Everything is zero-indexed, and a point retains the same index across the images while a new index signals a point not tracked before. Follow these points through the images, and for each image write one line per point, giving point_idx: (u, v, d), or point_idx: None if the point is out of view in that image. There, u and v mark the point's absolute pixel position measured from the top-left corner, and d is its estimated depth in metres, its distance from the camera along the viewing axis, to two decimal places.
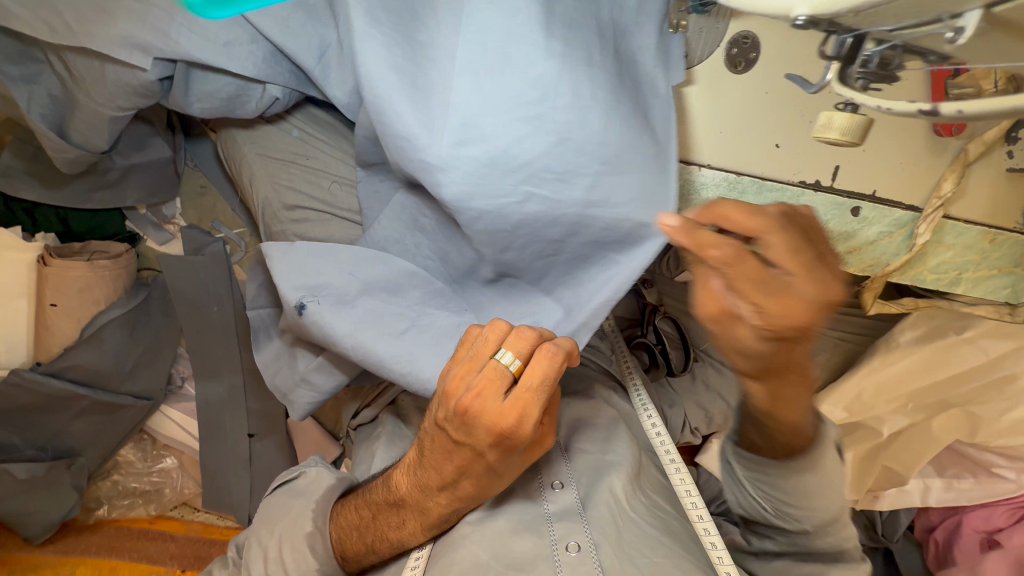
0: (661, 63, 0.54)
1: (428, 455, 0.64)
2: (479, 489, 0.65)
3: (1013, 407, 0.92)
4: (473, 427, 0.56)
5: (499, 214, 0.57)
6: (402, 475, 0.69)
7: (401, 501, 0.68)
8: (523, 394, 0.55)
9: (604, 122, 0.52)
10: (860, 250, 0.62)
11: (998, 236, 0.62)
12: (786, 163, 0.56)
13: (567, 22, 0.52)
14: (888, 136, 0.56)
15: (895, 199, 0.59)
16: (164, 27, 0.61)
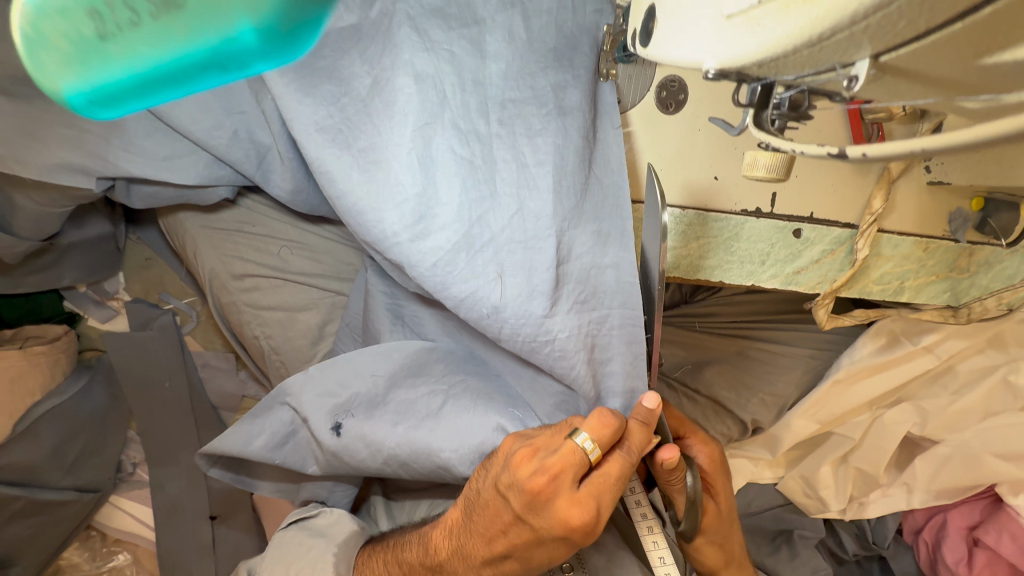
0: (603, 121, 0.53)
1: (477, 522, 0.60)
2: (528, 564, 0.60)
3: (957, 399, 0.97)
4: (545, 511, 0.53)
5: (475, 297, 0.53)
6: (442, 538, 0.64)
7: (440, 564, 0.64)
8: (595, 483, 0.53)
9: (555, 187, 0.52)
10: (809, 270, 0.64)
11: (930, 245, 0.66)
12: (725, 194, 0.58)
13: (501, 101, 0.52)
14: (814, 162, 0.60)
15: (832, 218, 0.62)
16: (100, 150, 0.55)
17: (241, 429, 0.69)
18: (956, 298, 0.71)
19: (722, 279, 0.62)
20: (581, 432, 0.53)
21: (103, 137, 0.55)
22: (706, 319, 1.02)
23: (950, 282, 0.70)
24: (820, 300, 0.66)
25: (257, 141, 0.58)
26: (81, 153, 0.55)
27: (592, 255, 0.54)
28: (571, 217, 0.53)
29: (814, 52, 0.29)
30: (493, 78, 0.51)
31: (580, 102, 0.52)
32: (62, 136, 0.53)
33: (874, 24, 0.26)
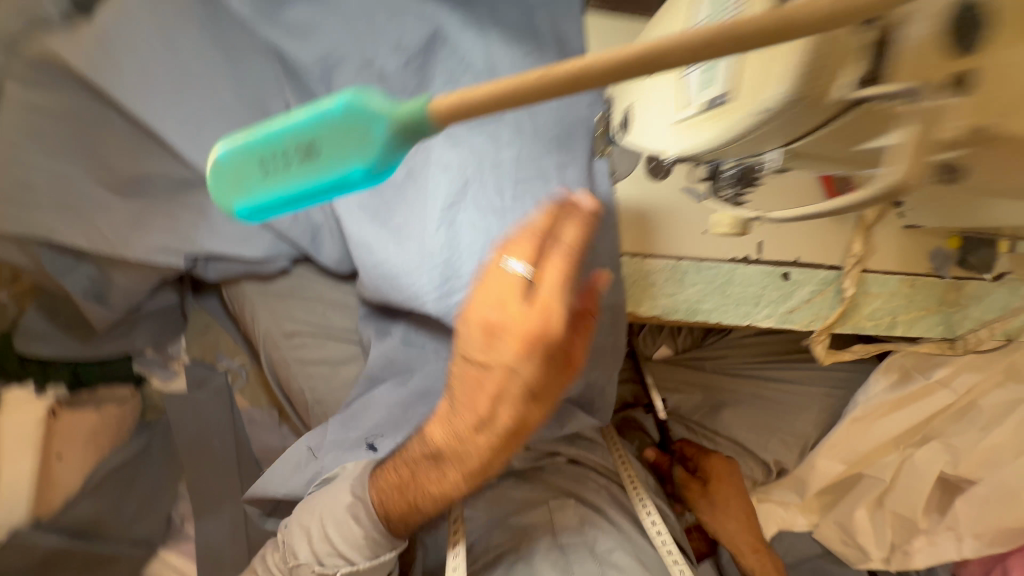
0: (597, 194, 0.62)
1: (458, 393, 0.58)
2: (518, 423, 0.56)
3: (984, 435, 1.02)
4: (501, 344, 0.51)
5: None
6: (438, 429, 0.63)
7: (439, 453, 0.63)
8: (541, 296, 0.49)
9: None
10: (801, 309, 0.69)
11: (915, 281, 0.72)
12: (715, 245, 0.66)
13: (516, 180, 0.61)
14: None
15: (817, 261, 0.68)
16: (191, 233, 0.68)
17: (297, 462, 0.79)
18: (952, 330, 0.75)
19: (720, 321, 0.68)
20: (511, 250, 0.50)
21: (195, 223, 0.68)
22: (718, 361, 1.07)
23: (942, 315, 0.74)
24: (816, 337, 0.71)
25: (311, 220, 0.69)
26: (177, 236, 0.67)
27: None
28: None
29: (743, 137, 0.44)
30: (502, 161, 0.62)
31: (580, 177, 0.61)
32: (159, 223, 0.67)
33: (788, 114, 0.40)
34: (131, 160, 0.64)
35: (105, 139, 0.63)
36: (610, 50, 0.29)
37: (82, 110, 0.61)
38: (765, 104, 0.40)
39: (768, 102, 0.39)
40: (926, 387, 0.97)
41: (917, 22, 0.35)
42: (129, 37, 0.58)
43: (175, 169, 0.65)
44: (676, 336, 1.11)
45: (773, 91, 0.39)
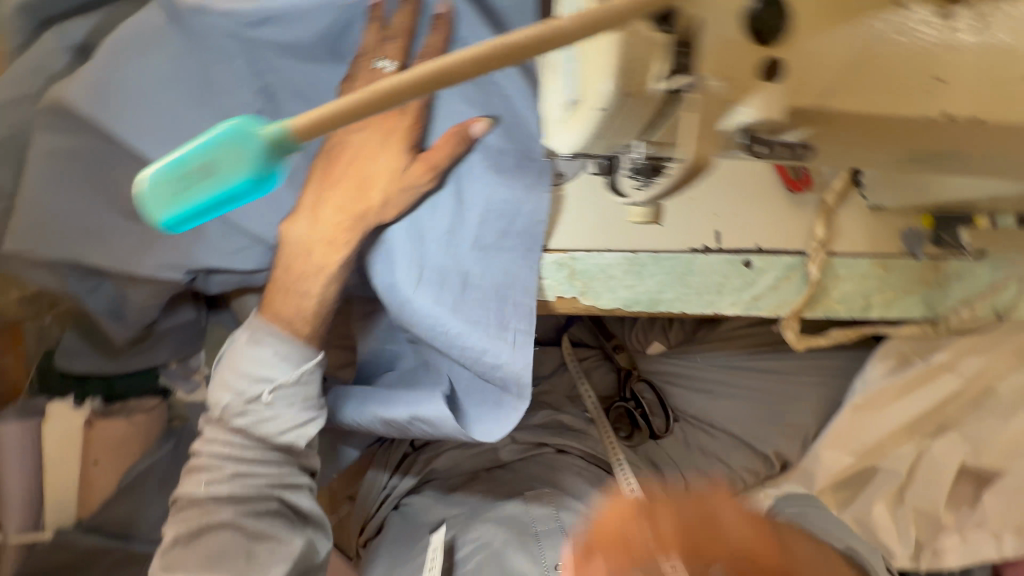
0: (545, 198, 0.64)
1: (331, 184, 0.65)
2: (380, 199, 0.64)
3: (1007, 423, 0.98)
4: (374, 122, 0.64)
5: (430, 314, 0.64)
6: (304, 217, 0.66)
7: (303, 241, 0.67)
8: (410, 102, 0.66)
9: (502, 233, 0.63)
10: (767, 295, 0.70)
11: (887, 262, 0.71)
12: (671, 236, 0.68)
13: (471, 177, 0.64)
14: (750, 202, 0.69)
15: (780, 247, 0.69)
16: (191, 252, 0.75)
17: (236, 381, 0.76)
18: (934, 310, 0.74)
19: (684, 310, 0.70)
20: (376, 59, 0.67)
21: (192, 243, 0.75)
22: (712, 354, 1.06)
23: (921, 294, 0.73)
24: (786, 322, 0.71)
25: None
26: (179, 256, 0.74)
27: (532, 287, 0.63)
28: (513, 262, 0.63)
29: (611, 127, 0.36)
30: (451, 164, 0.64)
31: (525, 176, 0.63)
32: (164, 246, 0.74)
33: (650, 110, 0.34)
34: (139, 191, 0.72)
35: (116, 173, 0.71)
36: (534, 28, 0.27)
37: (95, 149, 0.70)
38: (599, 103, 0.34)
39: (605, 95, 0.33)
40: (928, 372, 0.95)
41: (714, 10, 0.31)
42: (130, 85, 0.66)
43: None
44: (669, 331, 1.11)
45: (604, 87, 0.33)
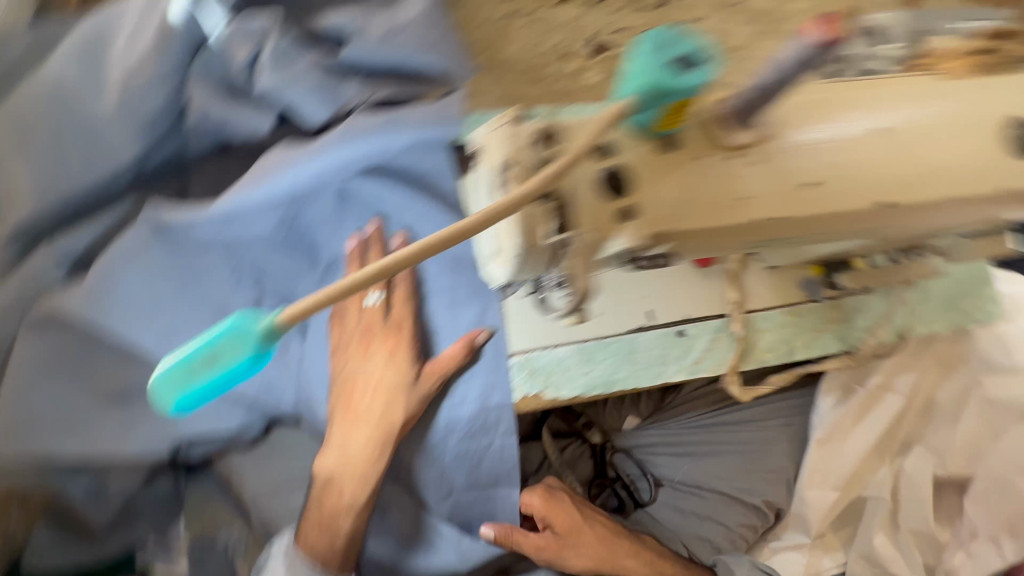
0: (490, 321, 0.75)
1: (345, 422, 0.73)
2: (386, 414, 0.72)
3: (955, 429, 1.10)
4: (370, 354, 0.75)
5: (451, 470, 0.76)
6: (338, 436, 0.74)
7: (335, 476, 0.75)
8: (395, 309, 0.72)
9: (500, 388, 0.74)
10: (705, 357, 0.80)
11: (796, 310, 0.83)
12: (610, 322, 0.77)
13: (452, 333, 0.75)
14: (670, 280, 0.79)
15: (703, 314, 0.80)
16: (176, 422, 0.79)
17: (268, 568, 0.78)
18: (847, 342, 0.86)
19: (637, 385, 0.78)
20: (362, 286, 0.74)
21: (177, 414, 0.79)
22: (682, 417, 1.12)
23: (833, 331, 0.85)
24: (727, 377, 0.80)
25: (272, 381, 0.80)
26: (166, 428, 0.79)
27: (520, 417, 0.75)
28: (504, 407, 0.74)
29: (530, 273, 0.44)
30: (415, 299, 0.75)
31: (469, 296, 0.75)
32: (150, 421, 0.78)
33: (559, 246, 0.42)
34: (121, 375, 0.77)
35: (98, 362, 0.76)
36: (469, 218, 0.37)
37: (77, 345, 0.75)
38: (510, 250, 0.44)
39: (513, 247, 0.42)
40: (871, 396, 1.05)
41: (578, 184, 0.40)
42: (117, 284, 0.74)
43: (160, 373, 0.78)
44: (639, 403, 1.16)
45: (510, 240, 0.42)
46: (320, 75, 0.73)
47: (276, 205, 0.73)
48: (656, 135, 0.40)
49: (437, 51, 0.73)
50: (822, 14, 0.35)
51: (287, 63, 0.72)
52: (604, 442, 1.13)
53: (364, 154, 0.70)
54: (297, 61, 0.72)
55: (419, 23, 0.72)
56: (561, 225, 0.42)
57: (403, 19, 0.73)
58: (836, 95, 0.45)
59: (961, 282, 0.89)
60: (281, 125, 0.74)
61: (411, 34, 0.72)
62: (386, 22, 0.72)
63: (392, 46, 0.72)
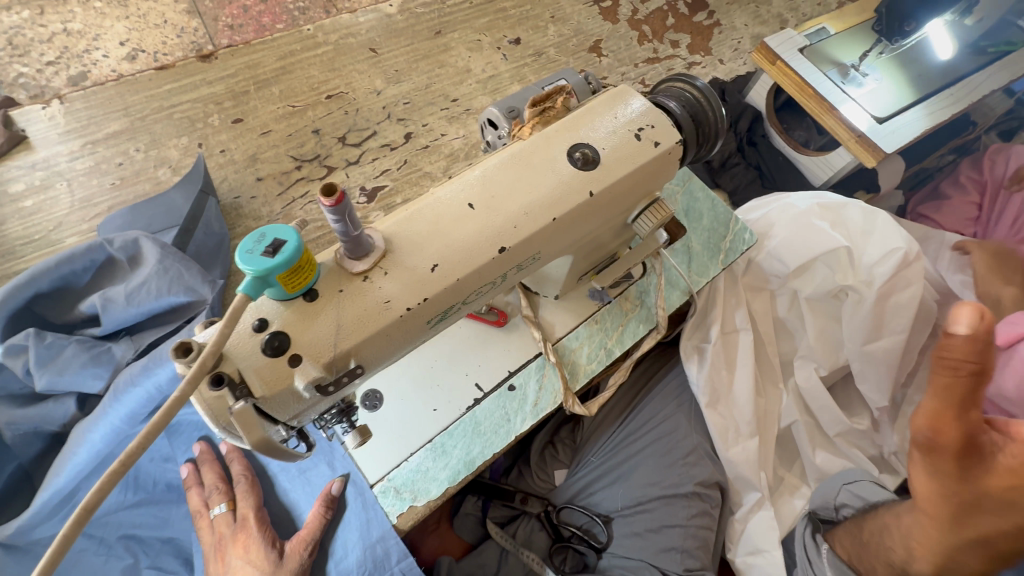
0: (340, 471, 0.83)
1: None
2: None
3: (803, 332, 1.17)
4: (227, 560, 0.78)
5: None
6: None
7: None
8: (240, 509, 0.81)
9: (365, 526, 0.79)
10: (541, 396, 0.88)
11: (595, 318, 0.95)
12: (443, 412, 0.85)
13: (309, 500, 0.84)
14: (479, 351, 0.90)
15: (522, 362, 0.90)
16: None
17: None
18: (649, 320, 0.97)
19: (495, 451, 0.84)
20: (212, 502, 0.82)
21: None
22: (595, 447, 1.19)
23: (634, 318, 0.97)
24: (568, 401, 0.87)
25: None
26: None
27: (398, 541, 0.78)
28: (376, 542, 0.79)
29: (270, 423, 0.52)
30: (272, 485, 0.86)
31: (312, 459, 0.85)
32: None
33: (263, 400, 0.50)
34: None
35: None
36: (131, 447, 0.44)
37: None
38: (224, 425, 0.50)
39: (221, 427, 0.50)
40: (725, 341, 1.14)
41: (243, 362, 0.49)
42: None
43: None
44: (558, 453, 1.21)
45: (217, 426, 0.50)
46: (90, 348, 0.94)
47: (96, 470, 0.86)
48: (294, 296, 0.52)
49: (175, 288, 0.95)
50: (325, 186, 0.46)
51: (56, 356, 0.91)
52: (546, 506, 1.15)
53: (138, 398, 0.83)
54: (65, 350, 0.92)
55: (152, 277, 0.95)
56: (248, 394, 0.49)
57: (139, 280, 0.95)
58: (419, 203, 0.59)
59: (711, 229, 1.07)
60: (79, 404, 0.93)
61: (149, 286, 0.95)
62: (124, 289, 0.94)
63: (138, 302, 0.94)
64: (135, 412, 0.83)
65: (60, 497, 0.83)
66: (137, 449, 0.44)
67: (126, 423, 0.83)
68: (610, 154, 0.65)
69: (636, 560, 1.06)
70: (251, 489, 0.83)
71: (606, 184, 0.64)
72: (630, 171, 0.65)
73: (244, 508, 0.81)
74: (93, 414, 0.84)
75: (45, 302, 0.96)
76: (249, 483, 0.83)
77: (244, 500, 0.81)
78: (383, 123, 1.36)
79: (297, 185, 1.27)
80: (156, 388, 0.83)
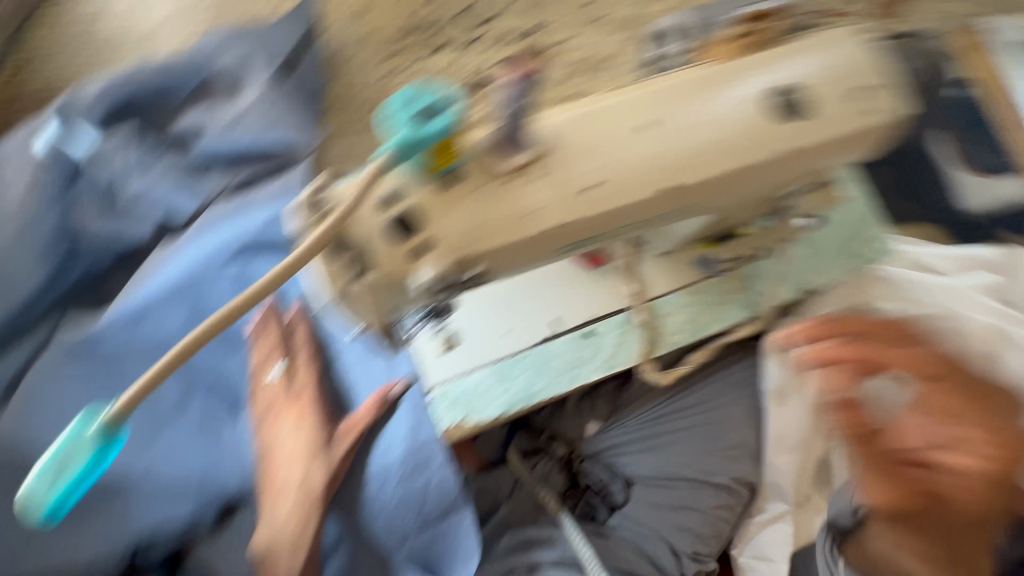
0: (402, 371, 0.81)
1: (270, 496, 0.77)
2: (302, 481, 0.76)
3: None
4: (278, 424, 0.79)
5: (383, 508, 0.78)
6: (261, 528, 0.75)
7: (263, 562, 0.75)
8: (300, 377, 0.81)
9: (415, 423, 0.78)
10: (618, 351, 0.83)
11: (696, 288, 0.87)
12: (518, 338, 0.80)
13: (362, 384, 0.84)
14: (569, 286, 0.83)
15: (607, 311, 0.83)
16: (117, 529, 0.80)
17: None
18: (753, 307, 0.89)
19: (558, 392, 0.80)
20: (269, 364, 0.82)
21: (117, 519, 0.81)
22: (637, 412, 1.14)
23: (737, 300, 0.88)
24: (645, 366, 0.83)
25: (210, 463, 0.85)
26: (108, 538, 0.79)
27: (441, 448, 0.78)
28: (422, 443, 0.78)
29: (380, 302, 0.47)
30: (330, 359, 0.84)
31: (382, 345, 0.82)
32: (92, 533, 0.79)
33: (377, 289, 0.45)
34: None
35: None
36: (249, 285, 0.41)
37: None
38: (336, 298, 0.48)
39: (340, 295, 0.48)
40: None
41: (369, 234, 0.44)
42: (47, 398, 0.81)
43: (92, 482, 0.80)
44: (596, 407, 1.16)
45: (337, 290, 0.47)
46: (180, 171, 0.96)
47: (170, 298, 0.87)
48: (436, 175, 0.45)
49: (274, 129, 0.97)
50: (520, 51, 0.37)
51: (151, 167, 0.95)
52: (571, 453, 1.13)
53: (239, 234, 0.88)
54: (159, 164, 0.95)
55: (253, 112, 0.97)
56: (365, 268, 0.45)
57: (238, 112, 0.97)
58: (595, 104, 0.50)
59: (853, 227, 0.93)
60: (160, 224, 0.93)
61: (248, 120, 0.97)
62: (224, 117, 0.97)
63: (235, 134, 0.96)
64: (230, 245, 0.88)
65: (131, 315, 0.85)
66: (268, 282, 0.44)
67: (218, 254, 0.88)
68: (826, 106, 0.53)
69: (648, 531, 1.05)
70: (311, 364, 0.82)
71: (802, 143, 0.53)
72: (841, 135, 0.53)
73: (301, 380, 0.81)
74: (189, 240, 0.88)
75: (142, 109, 0.99)
76: (310, 355, 0.82)
77: (303, 371, 0.81)
78: (513, 6, 1.19)
79: (406, 57, 1.15)
80: (257, 228, 0.89)
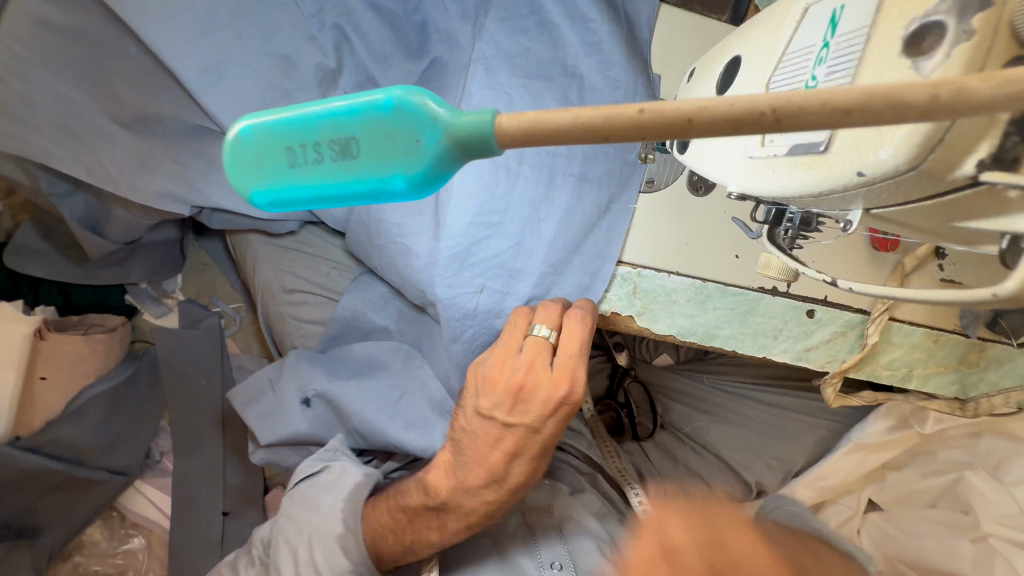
0: (602, 225, 0.60)
1: (468, 448, 0.61)
2: (528, 478, 0.61)
3: None
4: (523, 403, 0.56)
5: (471, 315, 0.62)
6: (438, 477, 0.65)
7: (444, 505, 0.64)
8: (556, 364, 0.55)
9: (583, 274, 0.61)
10: (820, 348, 0.67)
11: (941, 336, 0.69)
12: (745, 271, 0.62)
13: (537, 180, 0.59)
14: (832, 251, 0.64)
15: (845, 303, 0.66)
16: (199, 184, 0.72)
17: (270, 417, 0.81)
18: (966, 391, 0.73)
19: (738, 349, 0.65)
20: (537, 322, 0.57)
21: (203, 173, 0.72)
22: (715, 376, 1.05)
23: (961, 374, 0.72)
24: (828, 379, 0.70)
25: None
26: (184, 185, 0.72)
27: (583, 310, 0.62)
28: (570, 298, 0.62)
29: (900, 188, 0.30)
30: None
31: (603, 175, 0.60)
32: (167, 167, 0.70)
33: (868, 192, 0.32)
34: (151, 101, 0.66)
35: (120, 71, 0.65)
36: (923, 90, 0.21)
37: (98, 31, 0.62)
38: (862, 167, 0.30)
39: (862, 173, 0.30)
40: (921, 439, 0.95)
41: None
42: None
43: (190, 115, 0.68)
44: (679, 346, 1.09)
45: (865, 163, 0.30)
46: None
47: None
48: None
49: None
50: None
51: None
52: (631, 367, 1.00)
53: None
54: None
55: None
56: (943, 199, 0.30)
57: None
58: None
59: None
60: None
61: None
62: None
63: None
64: None
65: None
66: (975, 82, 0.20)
67: None
68: None
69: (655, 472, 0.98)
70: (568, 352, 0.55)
71: None
72: None
73: (562, 361, 0.55)
74: None
75: None
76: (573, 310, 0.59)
77: (567, 343, 0.55)
78: None
79: None
80: None
